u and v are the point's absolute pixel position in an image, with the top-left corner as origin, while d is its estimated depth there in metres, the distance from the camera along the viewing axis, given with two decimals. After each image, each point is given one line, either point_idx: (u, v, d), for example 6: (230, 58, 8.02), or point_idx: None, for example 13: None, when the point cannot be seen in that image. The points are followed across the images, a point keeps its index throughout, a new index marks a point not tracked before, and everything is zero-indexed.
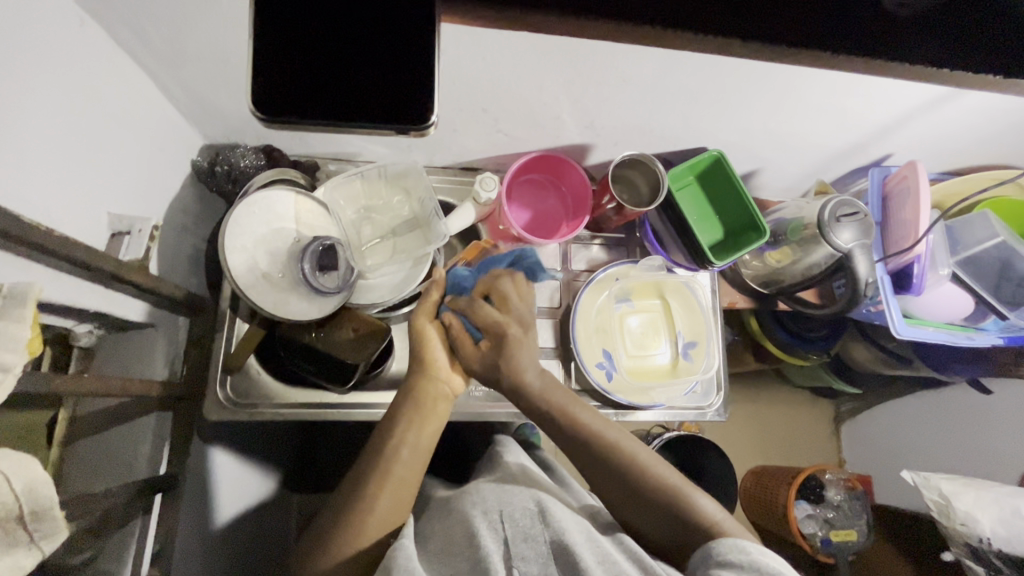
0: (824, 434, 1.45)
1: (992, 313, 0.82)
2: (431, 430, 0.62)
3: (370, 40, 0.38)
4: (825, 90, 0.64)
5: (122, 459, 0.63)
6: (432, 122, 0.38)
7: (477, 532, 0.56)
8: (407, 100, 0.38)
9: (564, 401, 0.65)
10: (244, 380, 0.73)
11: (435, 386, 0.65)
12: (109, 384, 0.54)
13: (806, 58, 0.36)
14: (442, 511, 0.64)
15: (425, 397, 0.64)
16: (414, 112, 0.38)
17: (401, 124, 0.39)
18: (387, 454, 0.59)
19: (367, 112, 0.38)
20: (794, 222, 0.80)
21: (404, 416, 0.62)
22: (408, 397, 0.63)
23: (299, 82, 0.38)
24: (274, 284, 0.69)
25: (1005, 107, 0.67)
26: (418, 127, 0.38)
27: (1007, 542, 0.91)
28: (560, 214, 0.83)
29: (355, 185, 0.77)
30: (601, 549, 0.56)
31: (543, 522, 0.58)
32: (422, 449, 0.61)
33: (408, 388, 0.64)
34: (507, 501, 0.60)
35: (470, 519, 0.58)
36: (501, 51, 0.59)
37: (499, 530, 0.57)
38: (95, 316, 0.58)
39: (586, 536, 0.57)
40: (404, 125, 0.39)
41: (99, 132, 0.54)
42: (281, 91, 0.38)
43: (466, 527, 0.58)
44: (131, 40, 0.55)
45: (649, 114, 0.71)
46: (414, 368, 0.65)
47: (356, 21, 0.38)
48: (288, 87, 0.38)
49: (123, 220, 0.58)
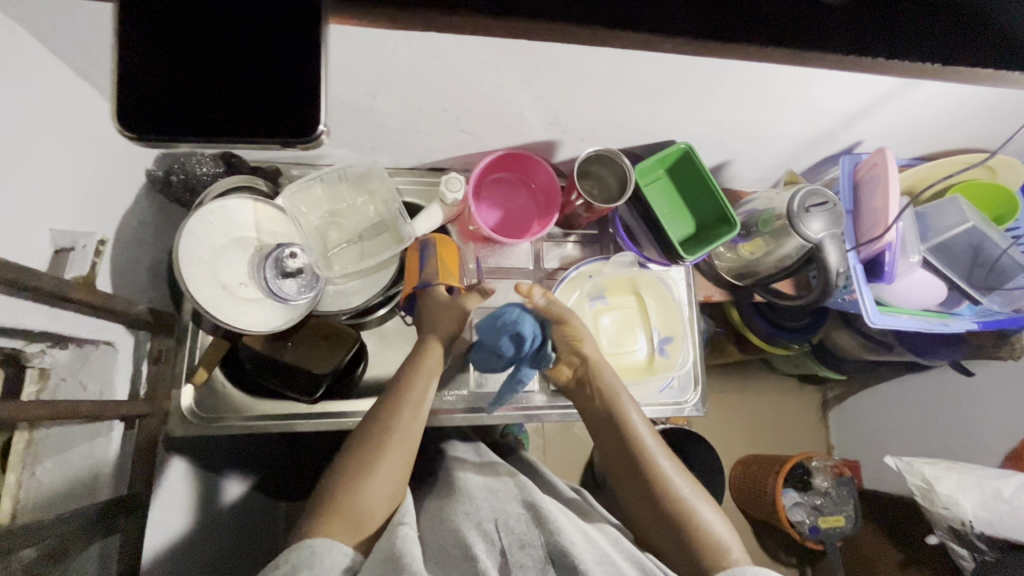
0: (811, 420, 1.45)
1: (967, 299, 0.83)
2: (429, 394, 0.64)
3: (281, 46, 0.36)
4: (784, 80, 0.63)
5: (82, 479, 0.60)
6: (322, 132, 0.37)
7: (471, 541, 0.57)
8: (290, 112, 0.37)
9: (611, 386, 0.68)
10: (209, 395, 0.73)
11: (427, 365, 0.66)
12: (55, 407, 0.52)
13: (745, 52, 0.37)
14: (433, 519, 0.64)
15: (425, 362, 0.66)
16: (296, 124, 0.36)
17: (287, 137, 0.37)
18: (390, 422, 0.61)
19: (256, 130, 0.37)
20: (765, 213, 0.79)
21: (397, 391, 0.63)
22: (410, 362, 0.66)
23: (216, 94, 0.36)
24: (235, 296, 0.68)
25: (969, 92, 0.66)
26: (304, 140, 0.37)
27: (989, 524, 0.90)
28: (531, 213, 0.82)
29: (316, 190, 0.73)
30: (599, 551, 0.56)
31: (538, 525, 0.59)
32: (414, 434, 0.61)
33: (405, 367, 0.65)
34: (503, 509, 0.62)
35: (462, 530, 0.58)
36: (453, 49, 0.57)
37: (495, 542, 0.58)
38: (44, 335, 0.56)
39: (587, 541, 0.57)
40: (288, 140, 0.37)
41: (35, 147, 0.52)
42: (146, 108, 0.36)
43: (458, 537, 0.58)
44: (65, 48, 0.53)
45: (612, 109, 0.70)
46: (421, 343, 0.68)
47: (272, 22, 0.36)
48: (149, 110, 0.36)
49: (66, 236, 0.56)
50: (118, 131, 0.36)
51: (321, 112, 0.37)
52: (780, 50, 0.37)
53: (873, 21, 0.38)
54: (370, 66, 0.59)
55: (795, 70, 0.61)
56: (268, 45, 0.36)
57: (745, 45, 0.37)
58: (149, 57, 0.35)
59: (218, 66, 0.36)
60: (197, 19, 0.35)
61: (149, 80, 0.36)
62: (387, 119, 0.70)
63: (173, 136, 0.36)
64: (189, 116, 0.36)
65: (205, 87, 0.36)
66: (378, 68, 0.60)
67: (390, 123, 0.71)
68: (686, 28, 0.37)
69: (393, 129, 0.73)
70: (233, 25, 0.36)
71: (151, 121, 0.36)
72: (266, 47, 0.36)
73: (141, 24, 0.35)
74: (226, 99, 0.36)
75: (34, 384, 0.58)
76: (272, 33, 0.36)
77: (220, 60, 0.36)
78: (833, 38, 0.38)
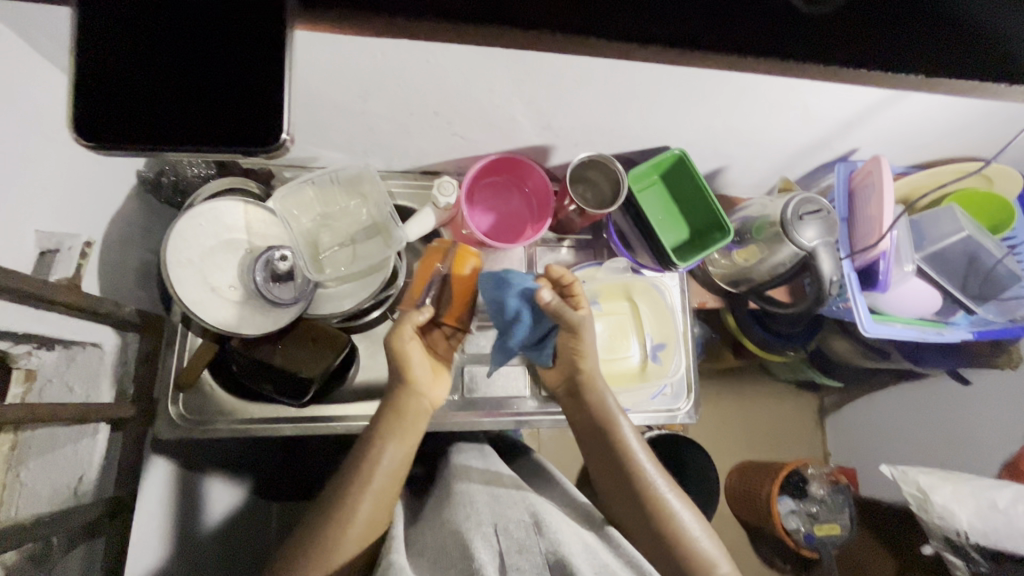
0: (807, 427, 1.44)
1: (961, 308, 0.82)
2: (408, 442, 0.64)
3: (252, 53, 0.36)
4: (775, 88, 0.63)
5: (66, 484, 0.60)
6: (285, 139, 0.36)
7: (471, 544, 0.57)
8: (255, 120, 0.36)
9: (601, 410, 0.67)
10: (197, 398, 0.72)
11: (416, 400, 0.66)
12: (37, 409, 0.52)
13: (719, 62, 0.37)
14: (433, 524, 0.65)
15: (406, 409, 0.65)
16: (261, 132, 0.36)
17: (249, 146, 0.36)
18: (365, 469, 0.60)
19: (224, 136, 0.36)
20: (758, 220, 0.79)
21: (386, 423, 0.63)
22: (390, 407, 0.65)
23: (183, 103, 0.36)
24: (224, 299, 0.68)
25: (965, 101, 0.66)
26: (264, 148, 0.36)
27: (984, 535, 0.90)
28: (524, 217, 0.81)
29: (307, 192, 0.73)
30: (597, 558, 0.56)
31: (539, 533, 0.58)
32: (391, 482, 0.61)
33: (393, 397, 0.65)
34: (503, 514, 0.62)
35: (462, 534, 0.59)
36: (444, 54, 0.57)
37: (494, 543, 0.58)
38: (29, 337, 0.55)
39: (585, 551, 0.57)
40: (253, 148, 0.36)
41: (20, 147, 0.52)
42: (107, 117, 0.36)
43: (458, 541, 0.58)
44: (54, 50, 0.53)
45: (604, 114, 0.69)
46: (395, 385, 0.66)
47: (245, 27, 0.35)
48: (110, 115, 0.36)
49: (52, 237, 0.56)
50: (74, 139, 0.35)
51: (284, 119, 0.36)
52: (754, 59, 0.37)
53: (852, 25, 0.38)
54: (359, 70, 0.59)
55: (783, 82, 0.61)
56: (243, 51, 0.36)
57: (721, 54, 0.37)
58: (110, 68, 0.35)
59: (187, 75, 0.36)
60: (152, 33, 0.35)
61: (115, 86, 0.36)
62: (378, 123, 0.70)
63: (136, 143, 0.36)
64: (153, 125, 0.36)
65: (178, 91, 0.36)
66: (367, 72, 0.60)
67: (381, 126, 0.71)
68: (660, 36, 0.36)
69: (384, 132, 0.72)
70: (199, 35, 0.36)
71: (114, 126, 0.36)
72: (241, 55, 0.35)
73: (98, 34, 0.35)
74: (192, 108, 0.36)
75: (20, 385, 0.59)
76: (232, 46, 0.36)
77: (186, 70, 0.36)
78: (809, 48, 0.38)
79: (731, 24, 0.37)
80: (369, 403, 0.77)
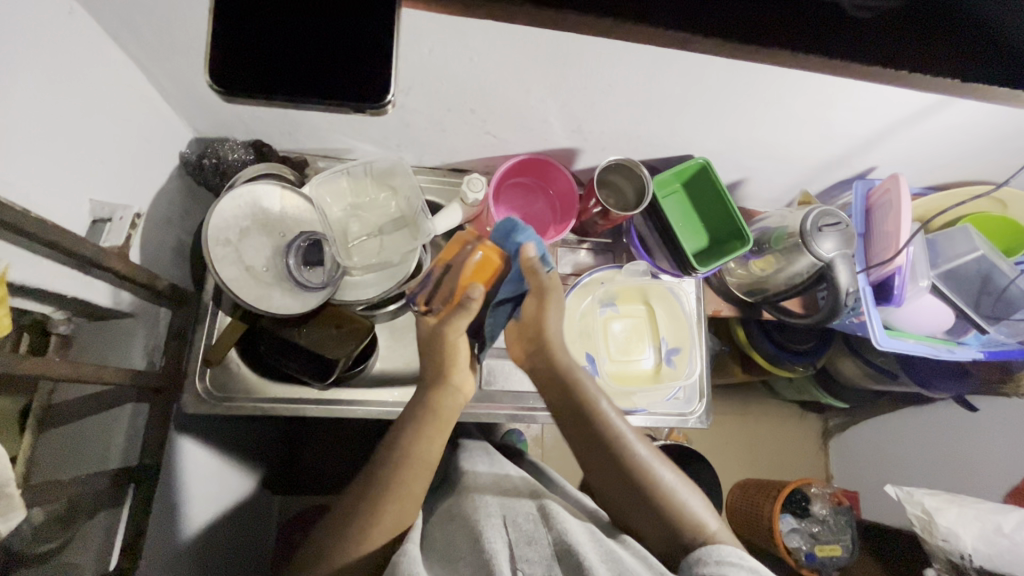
0: (810, 447, 1.45)
1: (974, 328, 0.83)
2: (440, 439, 0.63)
3: (332, 21, 0.38)
4: (805, 100, 0.65)
5: (96, 447, 0.62)
6: (390, 101, 0.38)
7: (482, 536, 0.58)
8: (363, 78, 0.38)
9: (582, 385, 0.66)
10: (222, 375, 0.74)
11: (450, 401, 0.64)
12: (82, 370, 0.54)
13: (768, 55, 0.37)
14: (445, 518, 0.66)
15: (440, 409, 0.64)
16: (367, 89, 0.38)
17: (357, 101, 0.39)
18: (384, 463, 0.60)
19: (325, 93, 0.38)
20: (777, 230, 0.81)
21: (419, 415, 0.63)
22: (421, 405, 0.64)
23: (276, 65, 0.38)
24: (257, 278, 0.70)
25: (985, 122, 0.68)
26: (372, 105, 0.38)
27: (989, 558, 0.89)
28: (547, 218, 0.84)
29: (341, 182, 0.76)
30: (604, 547, 0.56)
31: (547, 525, 0.60)
32: (421, 478, 0.61)
33: (428, 397, 0.64)
34: (510, 508, 0.64)
35: (473, 525, 0.60)
36: (488, 53, 0.59)
37: (504, 534, 0.59)
38: (75, 302, 0.58)
39: (592, 539, 0.58)
40: (357, 103, 0.39)
41: (81, 122, 0.54)
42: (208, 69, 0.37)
43: (470, 534, 0.59)
44: (120, 31, 0.55)
45: (634, 120, 0.72)
46: (432, 381, 0.65)
47: (317, 10, 0.38)
48: (230, 65, 0.38)
49: (105, 207, 0.59)
50: (207, 85, 0.37)
51: (390, 84, 0.38)
52: (805, 55, 0.37)
53: (898, 27, 0.38)
54: (407, 64, 0.61)
55: (830, 79, 0.60)
56: (332, 22, 0.38)
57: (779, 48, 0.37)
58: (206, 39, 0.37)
59: (269, 48, 0.38)
60: (264, 4, 0.37)
61: (213, 48, 0.37)
62: (416, 118, 0.73)
63: (235, 93, 0.38)
64: (260, 82, 0.38)
65: (272, 55, 0.38)
66: (414, 66, 0.62)
67: (418, 121, 0.74)
68: (724, 29, 0.36)
69: (420, 128, 0.75)
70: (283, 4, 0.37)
71: (231, 82, 0.38)
72: (323, 29, 0.38)
73: None
74: (272, 76, 0.38)
75: (57, 351, 0.62)
76: (333, 12, 0.38)
77: (271, 35, 0.37)
78: (862, 44, 0.37)
79: (784, 21, 0.37)
80: (386, 391, 0.79)
